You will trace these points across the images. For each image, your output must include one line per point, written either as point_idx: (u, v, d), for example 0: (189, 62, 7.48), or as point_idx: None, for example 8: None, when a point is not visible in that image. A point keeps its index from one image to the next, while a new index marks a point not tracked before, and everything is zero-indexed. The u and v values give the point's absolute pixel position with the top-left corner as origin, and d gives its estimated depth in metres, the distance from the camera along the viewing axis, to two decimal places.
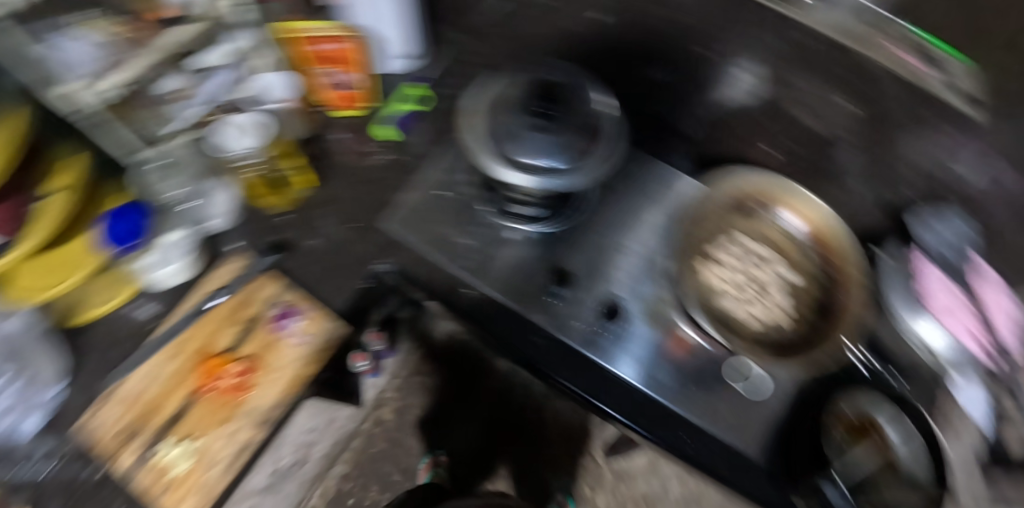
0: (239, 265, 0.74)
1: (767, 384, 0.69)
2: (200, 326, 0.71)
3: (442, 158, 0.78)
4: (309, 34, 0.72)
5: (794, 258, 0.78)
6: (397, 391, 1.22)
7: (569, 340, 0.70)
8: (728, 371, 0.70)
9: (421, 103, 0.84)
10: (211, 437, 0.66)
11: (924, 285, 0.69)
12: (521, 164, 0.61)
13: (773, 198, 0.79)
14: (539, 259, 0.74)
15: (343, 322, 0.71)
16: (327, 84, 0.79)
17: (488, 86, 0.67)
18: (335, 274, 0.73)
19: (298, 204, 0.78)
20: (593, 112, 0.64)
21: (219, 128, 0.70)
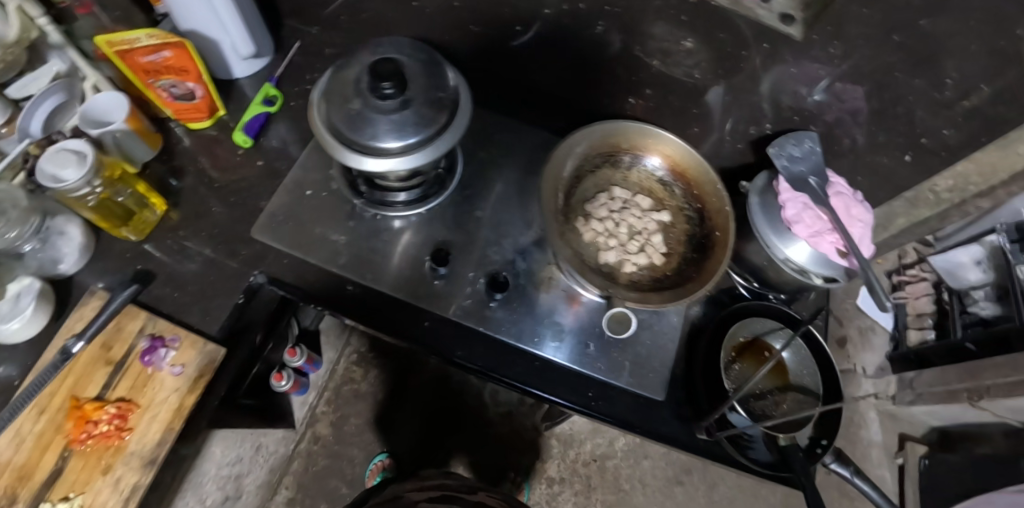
0: (97, 303, 0.67)
1: (637, 323, 0.73)
2: (61, 376, 0.64)
3: (308, 158, 0.75)
4: (134, 45, 0.66)
5: (667, 202, 0.75)
6: (329, 404, 1.20)
7: (464, 320, 0.69)
8: (608, 322, 0.72)
9: (267, 104, 0.80)
10: (94, 491, 0.60)
11: (791, 210, 0.69)
12: (376, 152, 0.61)
13: (639, 144, 0.73)
14: (424, 245, 0.72)
15: (215, 346, 0.65)
16: (167, 97, 0.74)
17: (330, 71, 0.64)
18: (208, 296, 0.68)
19: (153, 229, 0.72)
20: (444, 85, 0.64)
21: (46, 158, 0.62)
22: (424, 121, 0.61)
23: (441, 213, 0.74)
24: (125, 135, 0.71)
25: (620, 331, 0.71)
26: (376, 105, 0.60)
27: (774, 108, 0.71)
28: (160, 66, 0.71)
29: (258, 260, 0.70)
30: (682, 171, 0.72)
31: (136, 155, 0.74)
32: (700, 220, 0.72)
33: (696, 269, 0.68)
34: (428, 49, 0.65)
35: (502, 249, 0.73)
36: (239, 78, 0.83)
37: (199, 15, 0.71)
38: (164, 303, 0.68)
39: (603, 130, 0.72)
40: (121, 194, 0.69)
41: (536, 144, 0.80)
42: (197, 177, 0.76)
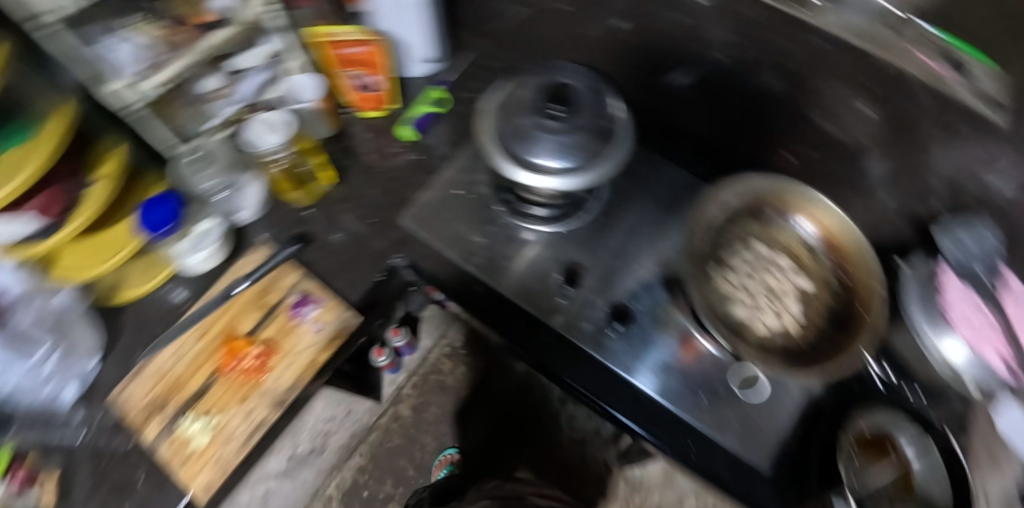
0: (263, 254, 0.78)
1: (766, 388, 0.70)
2: (224, 309, 0.74)
3: (462, 160, 0.81)
4: (339, 38, 0.76)
5: (809, 267, 0.72)
6: (415, 388, 1.25)
7: (578, 342, 0.71)
8: (731, 376, 0.71)
9: (438, 105, 0.88)
10: (229, 414, 0.69)
11: (951, 300, 0.66)
12: (533, 165, 0.64)
13: (790, 203, 0.71)
14: (554, 261, 0.75)
15: (352, 314, 0.72)
16: (353, 85, 0.84)
17: (504, 87, 0.70)
18: (352, 267, 0.75)
19: (322, 197, 0.81)
20: (606, 115, 0.67)
21: (249, 125, 0.73)
22: (585, 145, 0.64)
23: (574, 234, 0.76)
24: (314, 113, 0.82)
25: (751, 395, 0.70)
26: (542, 124, 0.64)
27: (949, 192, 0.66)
28: (355, 59, 0.80)
29: (401, 244, 0.76)
30: (834, 239, 0.69)
31: (318, 131, 0.84)
32: (844, 293, 0.68)
33: (832, 343, 0.65)
34: (596, 80, 0.70)
35: (625, 281, 0.74)
36: (412, 77, 0.91)
37: (395, 19, 0.79)
38: (315, 266, 0.76)
39: (753, 186, 0.70)
40: (303, 165, 0.79)
41: (672, 185, 0.82)
42: (362, 160, 0.84)
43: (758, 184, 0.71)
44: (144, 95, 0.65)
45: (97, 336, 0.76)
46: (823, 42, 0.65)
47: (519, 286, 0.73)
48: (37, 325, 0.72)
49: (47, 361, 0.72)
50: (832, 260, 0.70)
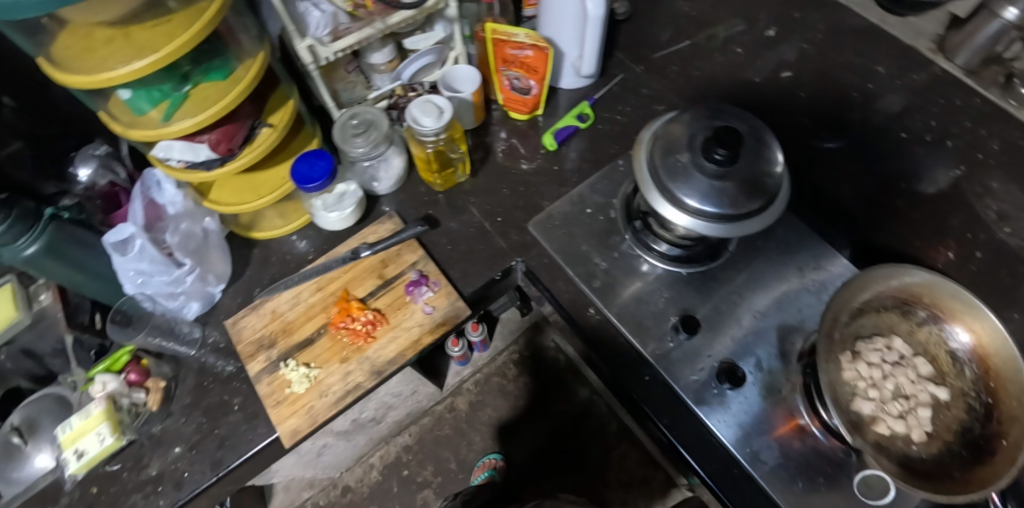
0: (390, 227, 0.80)
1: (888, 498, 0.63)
2: (344, 270, 0.78)
3: (598, 179, 0.80)
4: (512, 38, 0.80)
5: (949, 379, 0.66)
6: (476, 385, 1.28)
7: (681, 391, 0.68)
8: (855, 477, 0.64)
9: (580, 119, 0.87)
10: (328, 370, 0.72)
11: None
12: (681, 205, 0.63)
13: (945, 306, 0.65)
14: (672, 302, 0.73)
15: (462, 305, 0.73)
16: (508, 85, 0.86)
17: (665, 119, 0.69)
18: (470, 259, 0.77)
19: (453, 186, 0.84)
20: (768, 170, 0.64)
21: (415, 103, 0.75)
22: (740, 196, 0.62)
23: (697, 280, 0.74)
24: (465, 104, 0.84)
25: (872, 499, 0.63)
26: (701, 164, 0.63)
27: None
28: (518, 61, 0.83)
29: (523, 249, 0.77)
30: (987, 357, 0.62)
31: (464, 121, 0.87)
32: (986, 416, 0.62)
33: (965, 470, 0.59)
34: (764, 130, 0.67)
35: (742, 341, 0.71)
36: (560, 88, 0.92)
37: (565, 31, 0.81)
38: (436, 249, 0.78)
39: (908, 280, 0.65)
40: (452, 151, 0.80)
41: (813, 251, 0.76)
42: (498, 159, 0.86)
43: (914, 280, 0.65)
44: (321, 58, 0.73)
45: (226, 264, 0.81)
46: None
47: (628, 318, 0.72)
48: (184, 242, 0.77)
49: (189, 276, 0.76)
50: (980, 382, 0.63)
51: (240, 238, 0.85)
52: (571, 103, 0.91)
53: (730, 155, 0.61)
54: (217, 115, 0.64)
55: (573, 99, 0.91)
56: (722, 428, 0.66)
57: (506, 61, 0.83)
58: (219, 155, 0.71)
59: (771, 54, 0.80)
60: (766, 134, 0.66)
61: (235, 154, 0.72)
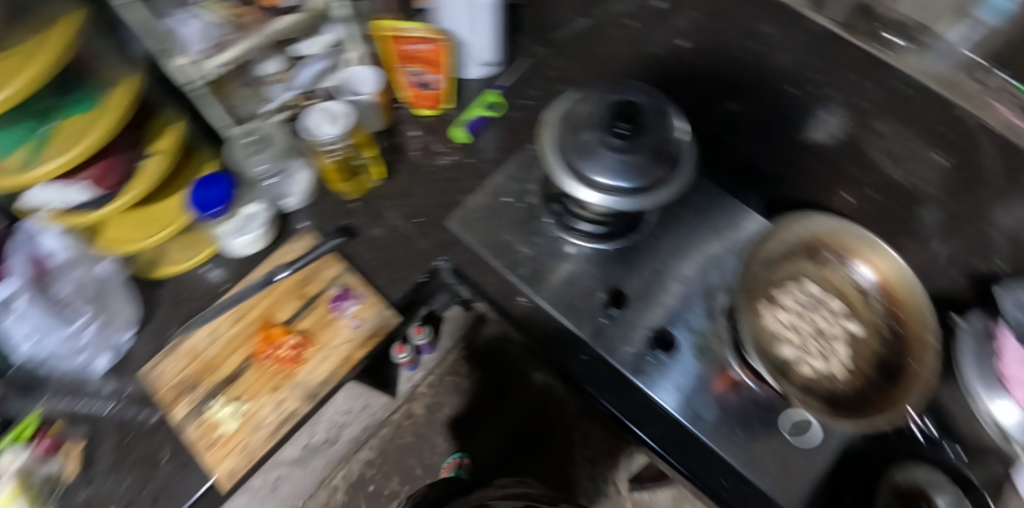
0: (306, 243, 0.78)
1: (817, 435, 0.67)
2: (263, 296, 0.74)
3: (512, 166, 0.80)
4: (403, 33, 0.78)
5: (861, 312, 0.70)
6: (430, 388, 1.26)
7: (619, 365, 0.69)
8: (782, 419, 0.68)
9: (490, 109, 0.87)
10: (259, 402, 0.69)
11: (1013, 369, 0.64)
12: (593, 184, 0.63)
13: (848, 246, 0.69)
14: (599, 280, 0.73)
15: (391, 313, 0.71)
16: (411, 82, 0.83)
17: (568, 99, 0.68)
18: (395, 265, 0.75)
19: (367, 192, 0.81)
20: (671, 139, 0.65)
21: (310, 113, 0.72)
22: (648, 167, 0.62)
23: (621, 254, 0.75)
24: (366, 107, 0.81)
25: (807, 444, 0.67)
26: (607, 141, 0.62)
27: (1016, 248, 0.65)
28: (415, 56, 0.81)
29: (447, 247, 0.76)
30: (890, 286, 0.67)
31: (370, 125, 0.84)
32: (895, 342, 0.66)
33: (882, 395, 0.63)
34: (662, 100, 0.68)
35: (672, 306, 0.73)
36: (469, 79, 0.90)
37: (459, 20, 0.79)
38: (358, 260, 0.75)
39: (811, 225, 0.70)
40: (358, 157, 0.79)
41: (724, 207, 0.80)
42: (412, 159, 0.84)
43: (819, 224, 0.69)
44: (204, 74, 0.66)
45: (133, 309, 0.76)
46: (903, 84, 0.63)
47: (561, 301, 0.72)
48: (80, 291, 0.73)
49: (84, 330, 0.72)
50: (887, 311, 0.68)
51: (144, 278, 0.78)
52: (477, 92, 0.89)
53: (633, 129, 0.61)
54: (83, 153, 0.58)
55: (479, 88, 0.90)
56: (660, 391, 0.68)
57: (405, 59, 0.81)
58: (102, 193, 0.66)
59: (666, 24, 0.81)
60: (664, 105, 0.67)
61: (119, 190, 0.67)
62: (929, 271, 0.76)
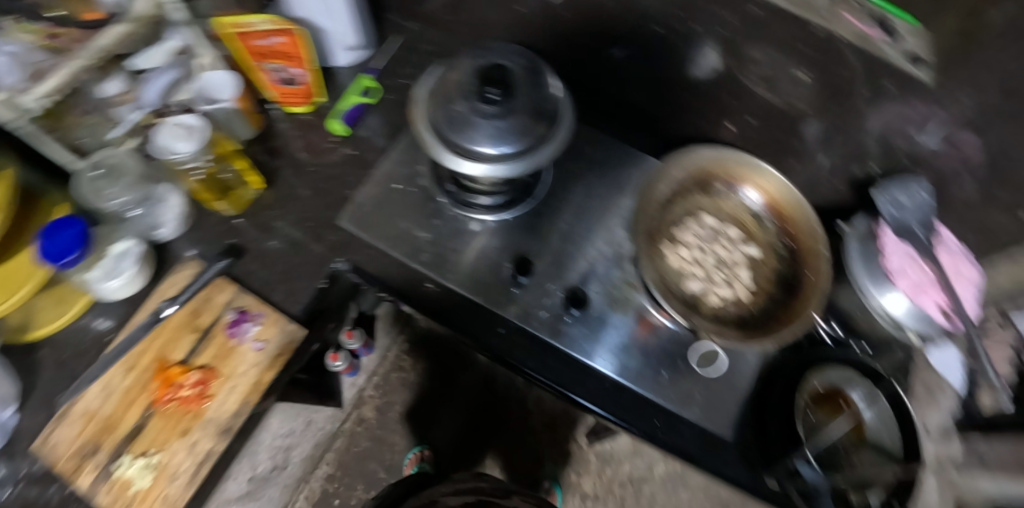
0: (191, 272, 0.72)
1: (724, 363, 0.70)
2: (150, 337, 0.68)
3: (397, 151, 0.76)
4: (251, 29, 0.69)
5: (757, 235, 0.72)
6: (377, 389, 1.23)
7: (538, 331, 0.69)
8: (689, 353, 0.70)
9: (365, 95, 0.82)
10: (171, 450, 0.64)
11: (895, 262, 0.68)
12: (472, 155, 0.60)
13: (734, 173, 0.71)
14: (506, 251, 0.72)
15: (297, 327, 0.67)
16: (274, 79, 0.77)
17: (438, 71, 0.65)
18: (292, 276, 0.71)
19: (249, 205, 0.76)
20: (547, 96, 0.63)
21: (160, 130, 0.66)
22: (525, 129, 0.61)
23: (525, 222, 0.74)
24: (229, 114, 0.75)
25: (709, 370, 0.69)
26: (478, 108, 0.60)
27: (883, 148, 0.70)
28: (271, 51, 0.73)
29: (344, 247, 0.72)
30: (778, 205, 0.70)
31: (237, 131, 0.78)
32: (792, 258, 0.69)
33: (784, 309, 0.66)
34: (536, 59, 0.66)
35: (581, 263, 0.73)
36: (339, 67, 0.84)
37: (314, 8, 0.74)
38: (251, 279, 0.71)
39: (699, 159, 0.70)
40: (225, 170, 0.73)
41: (618, 153, 0.79)
42: (294, 161, 0.79)
43: (704, 157, 0.70)
44: (26, 110, 0.57)
45: (8, 384, 0.67)
46: (754, 9, 0.62)
47: (471, 281, 0.70)
48: None
49: None
50: (779, 229, 0.70)
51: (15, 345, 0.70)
52: (351, 79, 0.84)
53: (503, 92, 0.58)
54: None
55: (352, 74, 0.85)
56: (582, 348, 0.69)
57: (260, 55, 0.74)
58: None
59: None
60: (534, 62, 0.65)
61: None
62: (814, 183, 0.80)
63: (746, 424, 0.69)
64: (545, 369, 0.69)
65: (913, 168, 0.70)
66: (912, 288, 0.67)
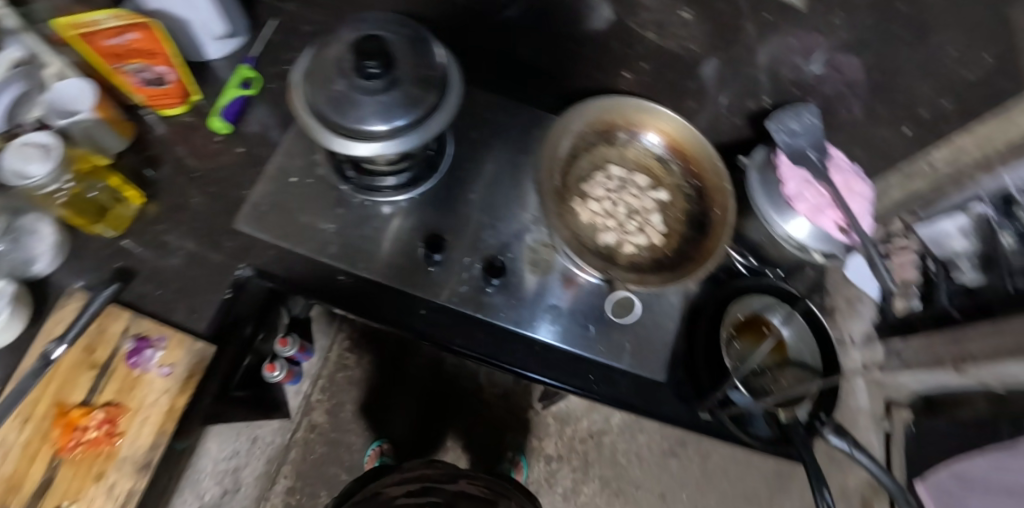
0: (76, 305, 0.64)
1: (638, 307, 0.71)
2: (41, 383, 0.61)
3: (290, 143, 0.73)
4: (94, 28, 0.60)
5: (665, 180, 0.73)
6: (324, 393, 1.19)
7: (460, 306, 0.68)
8: (608, 304, 0.71)
9: (245, 87, 0.76)
10: (88, 498, 0.59)
11: (792, 187, 0.69)
12: (362, 134, 0.58)
13: (635, 120, 0.72)
14: (417, 230, 0.71)
15: (204, 344, 0.63)
16: (138, 81, 0.69)
17: (312, 51, 0.61)
18: (193, 292, 0.66)
19: (131, 223, 0.68)
20: (433, 63, 0.61)
21: (8, 153, 0.61)
22: (413, 101, 0.58)
23: (433, 196, 0.73)
24: (92, 126, 0.66)
25: (626, 316, 0.71)
26: (360, 85, 0.56)
27: (772, 81, 0.72)
28: (126, 50, 0.65)
29: (244, 253, 0.68)
30: (680, 147, 0.71)
31: (107, 145, 0.69)
32: (699, 197, 0.71)
33: (697, 247, 0.68)
34: (416, 26, 0.62)
35: (496, 232, 0.72)
36: (213, 59, 0.78)
37: None
38: (147, 301, 0.65)
39: (599, 110, 0.71)
40: (92, 189, 0.66)
41: (523, 118, 0.79)
42: (177, 168, 0.72)
43: (603, 108, 0.71)
44: None
45: None
46: None
47: (389, 267, 0.69)
48: None
49: None
50: (683, 170, 0.72)
51: None
52: (230, 72, 0.78)
53: (384, 65, 0.55)
54: None
55: (230, 67, 0.78)
56: (510, 316, 0.68)
57: (116, 58, 0.65)
58: None
59: None
60: (416, 31, 0.62)
61: None
62: (714, 122, 0.82)
63: (676, 363, 0.71)
64: (472, 342, 0.67)
65: (801, 96, 0.73)
66: (809, 209, 0.68)
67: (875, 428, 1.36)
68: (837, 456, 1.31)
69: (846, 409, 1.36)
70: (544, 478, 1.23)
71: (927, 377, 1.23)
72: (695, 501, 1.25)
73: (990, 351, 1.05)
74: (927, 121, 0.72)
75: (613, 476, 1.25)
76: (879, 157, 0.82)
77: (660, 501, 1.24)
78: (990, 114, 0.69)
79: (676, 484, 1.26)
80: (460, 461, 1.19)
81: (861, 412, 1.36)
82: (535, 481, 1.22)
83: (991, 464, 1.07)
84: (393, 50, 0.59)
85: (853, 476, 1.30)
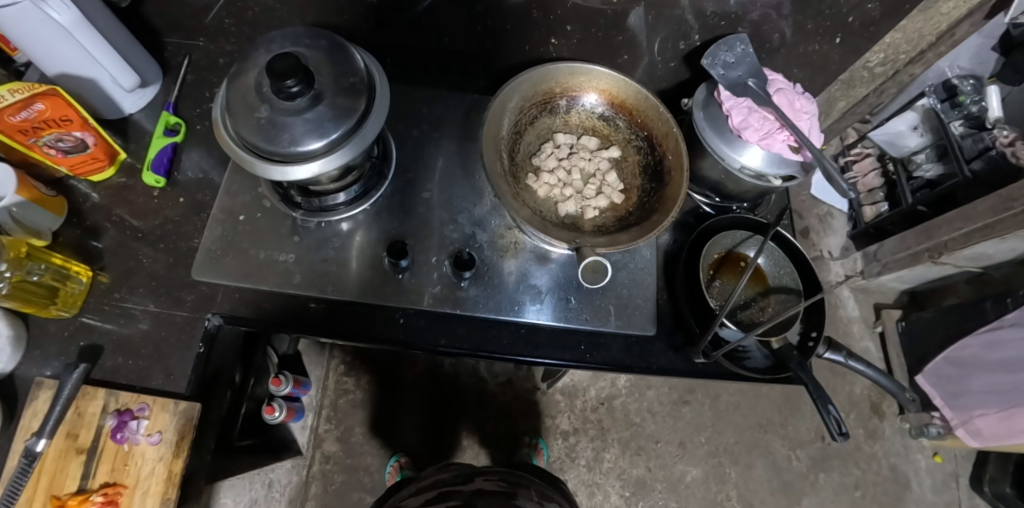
0: (49, 394, 0.59)
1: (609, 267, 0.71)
2: (31, 479, 0.57)
3: (231, 181, 0.70)
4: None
5: (613, 137, 0.75)
6: (330, 422, 1.19)
7: (436, 307, 0.68)
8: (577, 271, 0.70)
9: (173, 134, 0.73)
10: None
11: (736, 117, 0.68)
12: (298, 155, 0.56)
13: (574, 84, 0.72)
14: (378, 241, 0.70)
15: (188, 403, 0.61)
16: (56, 153, 0.64)
17: (225, 83, 0.58)
18: (167, 353, 0.64)
19: (85, 298, 0.65)
20: (357, 68, 0.59)
21: None
22: (342, 112, 0.56)
23: (388, 203, 0.72)
24: (22, 207, 0.61)
25: (598, 282, 0.65)
26: (284, 107, 0.55)
27: (700, 19, 0.72)
28: (37, 122, 0.59)
29: (208, 302, 0.66)
30: (622, 103, 0.72)
31: (43, 226, 0.65)
32: (650, 147, 0.72)
33: (657, 196, 0.69)
34: (328, 34, 0.60)
35: (457, 226, 0.71)
36: (133, 112, 0.74)
37: (63, 56, 0.62)
38: (121, 374, 0.63)
39: (537, 80, 0.70)
40: (35, 272, 0.60)
41: (462, 107, 0.78)
42: (120, 231, 0.69)
43: (541, 77, 0.70)
44: None
45: None
46: None
47: (359, 283, 0.68)
48: None
49: None
50: (631, 124, 0.73)
51: None
52: (154, 122, 0.75)
53: (304, 82, 0.53)
54: None
55: (153, 117, 0.75)
56: (490, 306, 0.68)
57: (26, 134, 0.59)
58: None
59: None
60: (334, 39, 0.60)
61: None
62: (650, 70, 0.82)
63: (661, 314, 0.72)
64: (456, 339, 0.68)
65: (731, 27, 0.73)
66: (760, 135, 0.67)
67: (869, 333, 1.38)
68: (838, 367, 1.35)
69: (839, 320, 1.38)
70: (565, 454, 1.24)
71: (907, 274, 1.26)
72: (715, 441, 1.28)
73: (960, 236, 1.08)
74: (856, 28, 0.73)
75: (631, 436, 1.26)
76: (819, 72, 0.83)
77: (681, 449, 1.27)
78: (911, 8, 0.70)
79: (692, 429, 1.28)
80: (479, 456, 1.19)
81: (854, 320, 1.39)
82: (556, 459, 1.23)
83: (982, 343, 1.09)
84: (311, 66, 0.57)
85: (858, 383, 1.33)
